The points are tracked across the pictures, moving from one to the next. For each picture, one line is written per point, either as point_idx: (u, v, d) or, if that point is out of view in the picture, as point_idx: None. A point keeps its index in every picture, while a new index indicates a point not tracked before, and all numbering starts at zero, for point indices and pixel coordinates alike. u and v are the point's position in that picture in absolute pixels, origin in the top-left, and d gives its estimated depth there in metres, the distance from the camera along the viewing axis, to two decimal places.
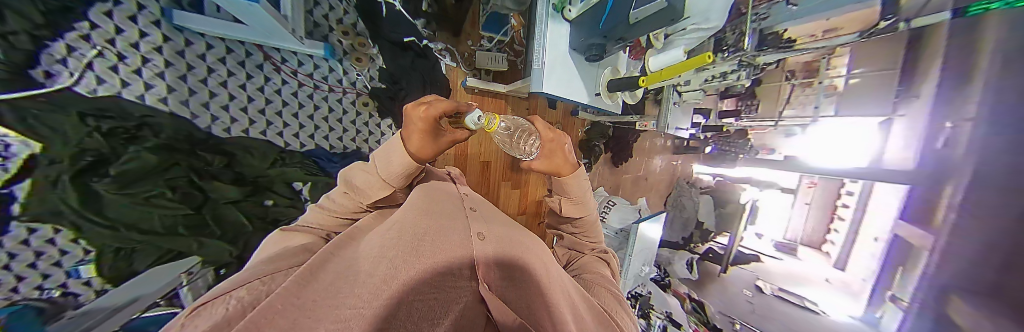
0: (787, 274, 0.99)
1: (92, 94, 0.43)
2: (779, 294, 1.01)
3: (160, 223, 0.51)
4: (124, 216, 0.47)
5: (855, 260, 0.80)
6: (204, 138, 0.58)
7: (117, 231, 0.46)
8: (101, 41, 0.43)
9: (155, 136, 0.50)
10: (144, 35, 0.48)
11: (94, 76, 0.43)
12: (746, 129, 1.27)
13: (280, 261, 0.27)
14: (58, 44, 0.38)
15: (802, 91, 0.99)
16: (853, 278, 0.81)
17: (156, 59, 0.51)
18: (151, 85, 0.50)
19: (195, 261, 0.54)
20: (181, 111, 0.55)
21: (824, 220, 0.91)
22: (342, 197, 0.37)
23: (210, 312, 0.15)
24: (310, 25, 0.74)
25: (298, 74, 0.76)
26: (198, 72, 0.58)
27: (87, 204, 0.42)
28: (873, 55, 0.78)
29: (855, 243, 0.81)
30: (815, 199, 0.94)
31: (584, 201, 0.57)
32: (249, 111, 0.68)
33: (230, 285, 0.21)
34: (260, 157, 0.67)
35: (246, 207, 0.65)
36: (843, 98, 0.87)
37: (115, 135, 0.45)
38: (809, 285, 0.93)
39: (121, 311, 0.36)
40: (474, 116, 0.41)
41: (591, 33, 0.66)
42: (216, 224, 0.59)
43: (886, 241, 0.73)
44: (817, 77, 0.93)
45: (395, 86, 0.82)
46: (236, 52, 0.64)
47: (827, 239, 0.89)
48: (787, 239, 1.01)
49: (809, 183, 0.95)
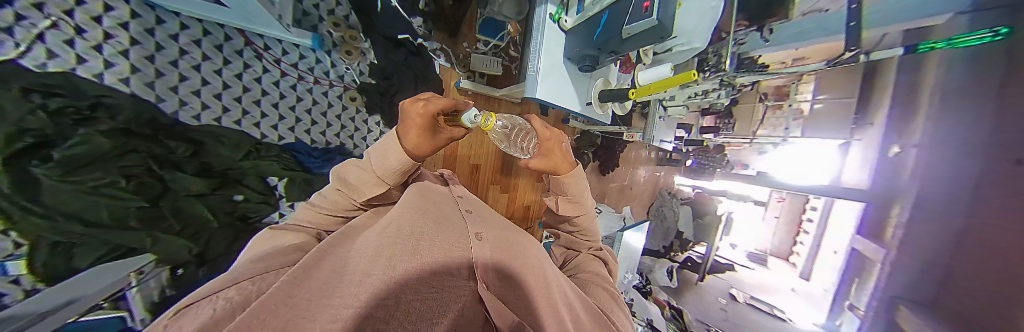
0: (759, 284, 1.11)
1: (40, 69, 0.39)
2: (750, 302, 1.11)
3: (110, 215, 0.44)
4: (65, 205, 0.40)
5: (823, 273, 0.88)
6: (169, 125, 0.53)
7: (55, 222, 0.38)
8: (57, 11, 0.39)
9: (112, 118, 0.44)
10: (110, 10, 0.45)
11: (44, 48, 0.39)
12: (723, 145, 1.39)
13: (270, 260, 0.25)
14: (7, 11, 0.34)
15: (773, 112, 1.11)
16: (816, 289, 0.88)
17: (121, 36, 0.47)
18: (112, 63, 0.47)
19: (149, 260, 0.48)
20: (144, 93, 0.51)
21: (790, 235, 1.06)
22: (335, 194, 0.35)
23: (196, 313, 0.14)
24: (299, 14, 0.73)
25: (281, 63, 0.73)
26: (167, 52, 0.54)
27: (23, 190, 0.35)
28: (834, 85, 0.89)
29: (820, 255, 0.91)
30: (785, 213, 1.10)
31: (581, 200, 0.58)
32: (224, 98, 0.64)
33: (219, 285, 0.19)
34: (233, 148, 0.62)
35: (213, 201, 0.59)
36: (809, 121, 0.98)
37: (64, 115, 0.39)
38: (777, 293, 1.03)
39: (52, 315, 0.29)
40: (470, 114, 0.40)
41: (586, 44, 0.69)
42: (176, 218, 0.53)
43: (846, 253, 0.82)
44: (788, 100, 1.04)
45: (385, 82, 0.80)
46: (215, 35, 0.61)
47: (794, 251, 1.02)
48: (759, 250, 1.18)
49: (779, 198, 1.12)
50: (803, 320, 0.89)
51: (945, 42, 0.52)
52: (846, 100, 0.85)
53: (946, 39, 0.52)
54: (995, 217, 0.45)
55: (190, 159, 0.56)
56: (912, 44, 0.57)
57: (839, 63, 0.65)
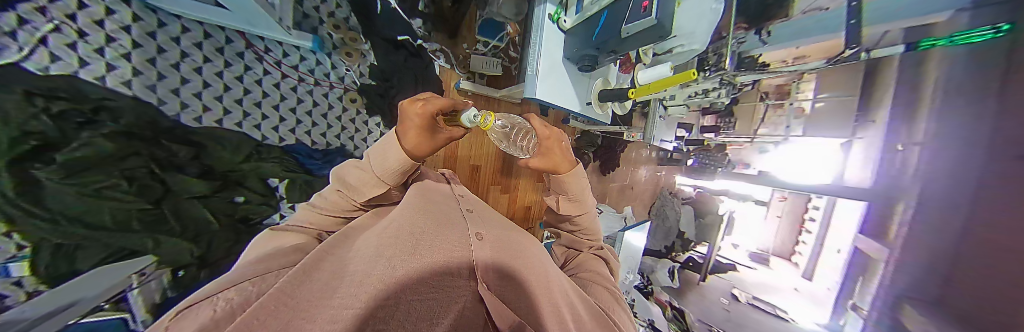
0: (761, 283, 1.08)
1: (44, 72, 0.39)
2: (753, 302, 1.07)
3: (112, 217, 0.44)
4: (68, 208, 0.40)
5: (823, 272, 0.86)
6: (170, 127, 0.53)
7: (59, 224, 0.39)
8: (59, 15, 0.40)
9: (114, 121, 0.44)
10: (112, 13, 0.46)
11: (48, 52, 0.39)
12: (724, 144, 1.39)
13: (270, 261, 0.25)
14: (9, 15, 0.35)
15: (775, 111, 1.10)
16: (818, 288, 0.86)
17: (123, 38, 0.48)
18: (114, 66, 0.47)
19: (150, 261, 0.47)
20: (146, 95, 0.52)
21: (793, 233, 1.03)
22: (335, 195, 0.35)
23: (196, 314, 0.14)
24: (299, 16, 0.73)
25: (282, 65, 0.73)
26: (169, 55, 0.55)
27: (27, 193, 0.35)
28: (836, 82, 0.86)
29: (821, 255, 0.88)
30: (786, 213, 1.07)
31: (582, 200, 0.58)
32: (225, 100, 0.64)
33: (219, 286, 0.19)
34: (234, 150, 0.62)
35: (214, 203, 0.59)
36: (812, 120, 0.96)
37: (66, 118, 0.39)
38: (781, 292, 0.99)
39: (53, 316, 0.29)
40: (469, 114, 0.40)
41: (585, 44, 0.69)
42: (177, 220, 0.53)
43: (849, 252, 0.79)
44: (789, 99, 1.03)
45: (385, 83, 0.80)
46: (215, 38, 0.62)
47: (795, 250, 0.99)
48: (761, 250, 1.14)
49: (780, 197, 1.09)
50: (806, 319, 0.86)
51: (946, 39, 0.51)
52: (849, 98, 0.82)
53: (948, 37, 0.51)
54: (998, 216, 0.44)
55: (192, 161, 0.56)
56: (912, 42, 0.57)
57: (838, 60, 0.68)
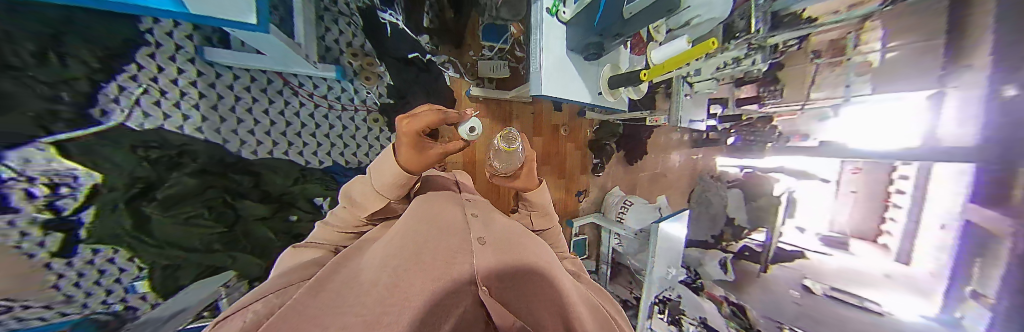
0: (841, 272, 0.85)
1: (140, 127, 0.52)
2: (832, 294, 0.85)
3: (200, 242, 0.58)
4: (167, 234, 0.54)
5: (920, 252, 0.68)
6: (234, 162, 0.65)
7: (163, 248, 0.54)
8: (146, 79, 0.52)
9: (193, 162, 0.57)
10: (181, 72, 0.57)
11: (142, 111, 0.52)
12: (769, 116, 1.04)
13: (292, 275, 0.28)
14: (112, 86, 0.47)
15: (831, 70, 0.82)
16: (916, 272, 0.69)
17: (191, 92, 0.59)
18: (189, 116, 0.59)
19: (230, 275, 0.62)
20: (213, 137, 0.63)
21: (876, 211, 0.79)
22: (343, 212, 0.39)
23: (230, 324, 0.17)
24: (322, 50, 0.81)
25: (314, 96, 0.80)
26: (225, 101, 0.65)
27: (140, 226, 0.51)
28: (910, 24, 0.64)
29: (919, 234, 0.68)
30: (863, 186, 0.81)
31: (549, 213, 0.58)
32: (270, 133, 0.73)
33: (250, 299, 0.22)
34: (284, 176, 0.72)
35: (274, 223, 0.70)
36: (879, 75, 0.72)
37: (160, 163, 0.53)
38: (872, 284, 0.78)
39: None
40: (468, 126, 0.36)
41: (587, 32, 0.66)
42: (246, 240, 0.65)
43: (957, 229, 0.60)
44: (846, 54, 0.78)
45: (401, 100, 0.87)
46: (259, 80, 0.71)
47: (882, 230, 0.77)
48: (834, 233, 0.88)
49: (853, 168, 0.83)
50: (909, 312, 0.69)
51: None
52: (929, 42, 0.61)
53: None
54: None
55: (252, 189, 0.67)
56: None
57: None
